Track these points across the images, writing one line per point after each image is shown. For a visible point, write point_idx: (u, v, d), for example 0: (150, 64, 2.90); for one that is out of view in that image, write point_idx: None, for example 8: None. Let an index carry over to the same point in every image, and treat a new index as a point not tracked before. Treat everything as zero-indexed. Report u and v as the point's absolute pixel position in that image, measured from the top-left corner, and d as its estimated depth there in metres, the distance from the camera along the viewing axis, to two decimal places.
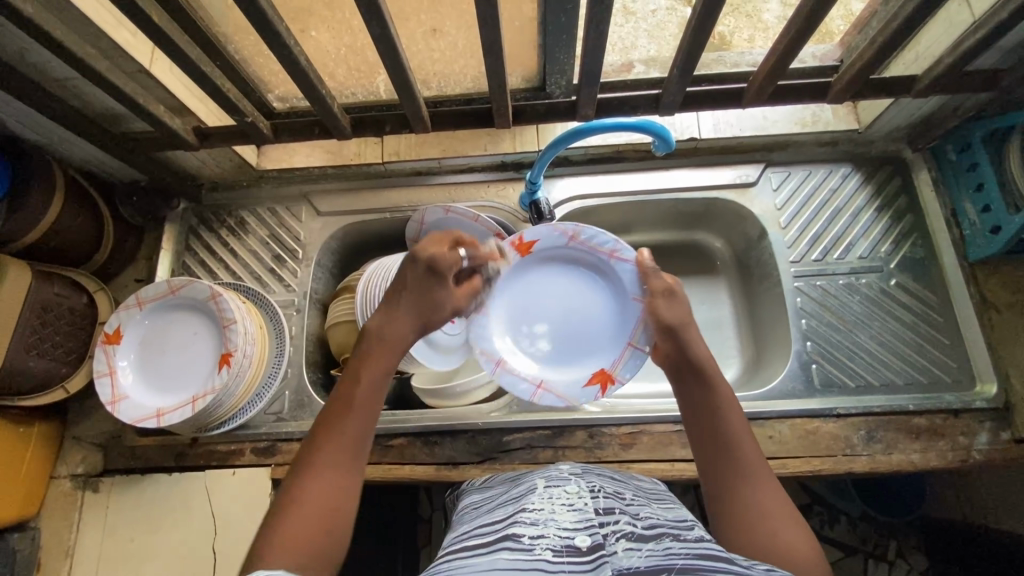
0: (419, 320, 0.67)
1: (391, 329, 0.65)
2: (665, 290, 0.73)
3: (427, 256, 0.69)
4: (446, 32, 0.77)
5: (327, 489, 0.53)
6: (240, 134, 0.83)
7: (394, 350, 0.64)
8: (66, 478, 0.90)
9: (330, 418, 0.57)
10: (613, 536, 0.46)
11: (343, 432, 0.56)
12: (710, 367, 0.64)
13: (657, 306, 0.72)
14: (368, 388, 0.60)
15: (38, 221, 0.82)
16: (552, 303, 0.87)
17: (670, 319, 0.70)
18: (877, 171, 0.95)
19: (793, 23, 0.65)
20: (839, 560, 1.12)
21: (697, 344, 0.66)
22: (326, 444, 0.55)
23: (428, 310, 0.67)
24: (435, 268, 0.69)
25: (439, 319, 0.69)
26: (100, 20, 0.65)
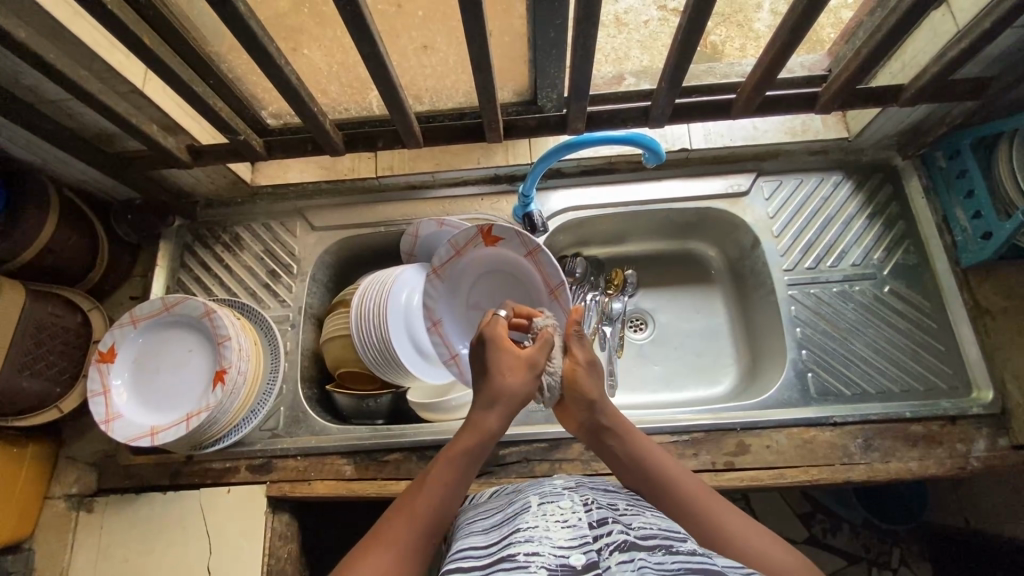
0: (491, 399, 0.62)
1: (477, 417, 0.61)
2: (587, 360, 0.68)
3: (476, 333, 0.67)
4: (437, 48, 0.78)
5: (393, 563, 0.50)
6: (233, 151, 0.83)
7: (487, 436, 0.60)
8: (61, 498, 0.89)
9: (410, 499, 0.56)
10: (607, 550, 0.46)
11: (421, 509, 0.54)
12: (620, 421, 0.65)
13: (575, 377, 0.66)
14: (448, 485, 0.56)
15: (33, 240, 0.82)
16: (496, 296, 0.89)
17: (587, 389, 0.65)
18: (869, 178, 0.96)
19: (779, 34, 0.66)
20: (843, 568, 1.10)
21: (606, 407, 0.66)
22: (407, 522, 0.53)
23: (498, 389, 0.62)
24: (486, 339, 0.66)
25: (512, 392, 0.62)
26: (94, 43, 0.65)
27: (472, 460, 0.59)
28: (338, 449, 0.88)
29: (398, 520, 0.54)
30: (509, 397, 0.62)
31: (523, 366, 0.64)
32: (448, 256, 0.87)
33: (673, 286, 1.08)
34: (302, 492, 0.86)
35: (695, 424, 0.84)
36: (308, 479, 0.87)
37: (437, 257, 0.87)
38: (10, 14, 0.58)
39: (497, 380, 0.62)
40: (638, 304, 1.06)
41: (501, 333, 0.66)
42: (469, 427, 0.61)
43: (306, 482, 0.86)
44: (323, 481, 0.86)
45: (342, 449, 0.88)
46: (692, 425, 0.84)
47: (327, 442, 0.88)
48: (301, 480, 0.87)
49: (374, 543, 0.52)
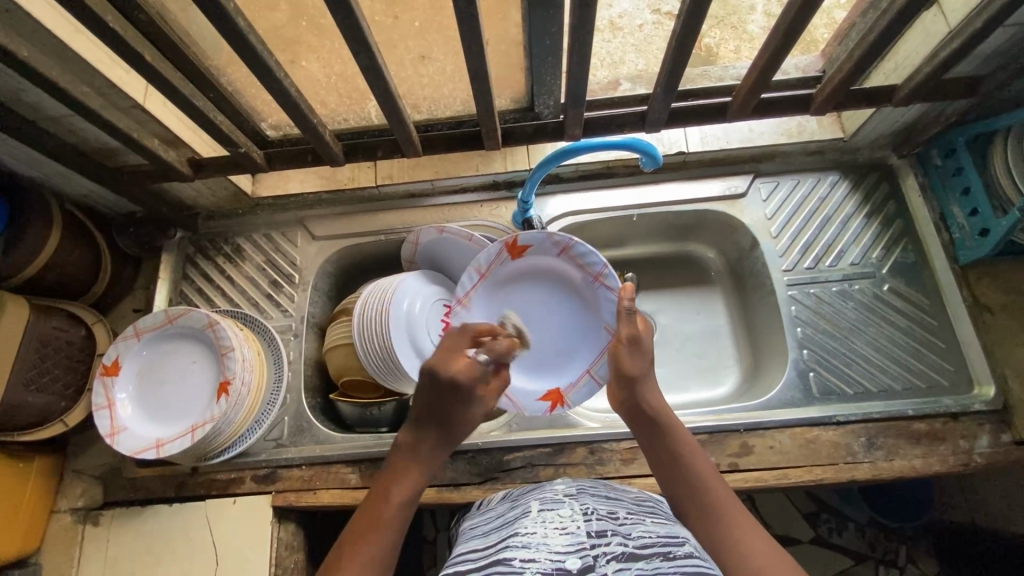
0: (448, 441, 0.67)
1: (422, 452, 0.65)
2: (631, 338, 0.71)
3: (451, 376, 0.66)
4: (434, 58, 0.79)
5: None
6: (233, 163, 0.84)
7: (430, 467, 0.65)
8: (67, 512, 0.89)
9: (363, 530, 0.57)
10: (604, 558, 0.46)
11: (379, 540, 0.57)
12: (663, 412, 0.68)
13: (620, 355, 0.71)
14: (400, 501, 0.61)
15: (36, 256, 0.83)
16: (524, 307, 0.88)
17: (630, 367, 0.70)
18: (865, 178, 0.96)
19: (772, 39, 0.67)
20: (849, 568, 1.10)
21: (647, 386, 0.69)
22: (366, 555, 0.55)
23: (454, 434, 0.67)
24: (460, 387, 0.66)
25: (462, 437, 0.68)
26: (96, 60, 0.66)
27: (417, 491, 0.63)
28: (342, 457, 0.88)
29: (353, 549, 0.56)
30: (451, 431, 0.67)
31: (482, 410, 0.70)
32: (472, 282, 0.86)
33: (673, 288, 1.08)
34: (307, 501, 0.86)
35: (698, 426, 0.84)
36: (313, 488, 0.87)
37: (460, 287, 0.85)
38: (12, 33, 0.59)
39: (440, 422, 0.66)
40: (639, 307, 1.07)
41: (473, 381, 0.67)
42: (411, 460, 0.65)
43: (311, 491, 0.87)
44: (329, 490, 0.87)
45: (347, 457, 0.88)
46: (695, 427, 0.84)
47: (331, 450, 0.88)
48: (306, 489, 0.87)
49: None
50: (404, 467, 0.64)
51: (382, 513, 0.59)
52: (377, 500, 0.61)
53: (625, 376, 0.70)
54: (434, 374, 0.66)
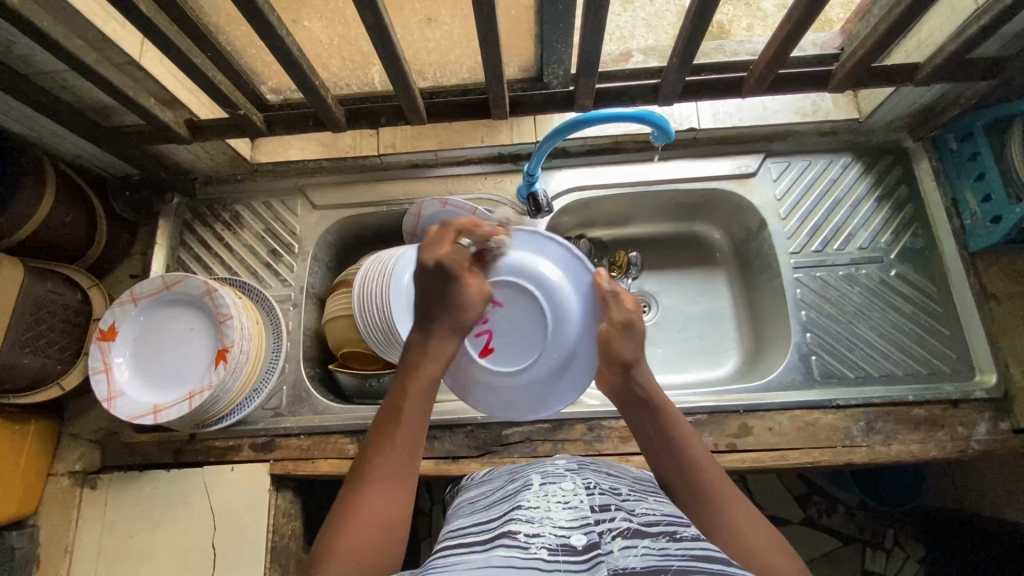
0: (453, 327, 0.61)
1: (432, 342, 0.60)
2: (624, 322, 0.66)
3: (435, 261, 0.60)
4: (441, 21, 0.76)
5: (386, 495, 0.53)
6: (232, 126, 0.82)
7: (444, 358, 0.61)
8: (63, 476, 0.89)
9: (385, 421, 0.56)
10: (609, 534, 0.45)
11: (401, 439, 0.55)
12: (659, 397, 0.64)
13: (610, 339, 0.66)
14: (419, 397, 0.58)
15: (29, 215, 0.81)
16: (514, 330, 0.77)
17: (621, 350, 0.65)
18: (878, 161, 0.94)
19: (795, 9, 0.64)
20: (837, 549, 1.12)
21: (641, 369, 0.65)
22: (384, 456, 0.54)
23: (456, 315, 0.61)
24: (446, 271, 0.60)
25: (469, 323, 0.62)
26: (89, 11, 0.63)
27: (434, 378, 0.59)
28: (341, 428, 0.88)
29: (377, 447, 0.55)
30: (462, 318, 0.61)
31: (478, 290, 0.62)
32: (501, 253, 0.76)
33: (677, 268, 1.07)
34: (305, 470, 0.86)
35: (699, 406, 0.84)
36: (311, 457, 0.87)
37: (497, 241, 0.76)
38: None
39: (441, 312, 0.61)
40: (642, 287, 1.06)
41: (462, 261, 0.61)
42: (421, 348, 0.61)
43: (309, 460, 0.87)
44: (327, 460, 0.87)
45: (346, 429, 0.88)
46: (695, 407, 0.84)
47: (331, 421, 0.88)
48: (304, 458, 0.87)
49: (362, 481, 0.53)
50: (421, 355, 0.60)
51: (403, 405, 0.57)
52: (398, 384, 0.59)
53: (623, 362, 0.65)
54: (421, 264, 0.61)
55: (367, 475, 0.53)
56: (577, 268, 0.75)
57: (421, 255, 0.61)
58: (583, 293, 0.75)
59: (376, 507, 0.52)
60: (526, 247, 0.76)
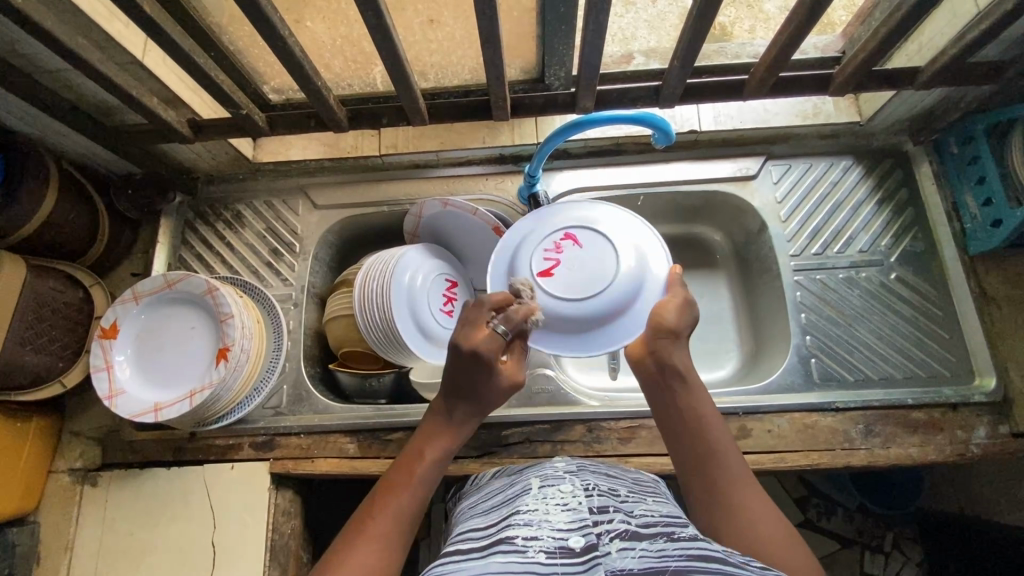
0: (474, 410, 0.64)
1: (453, 419, 0.64)
2: (688, 301, 0.70)
3: (472, 348, 0.63)
4: (443, 22, 0.76)
5: (380, 550, 0.52)
6: (234, 126, 0.82)
7: (458, 436, 0.63)
8: (65, 472, 0.90)
9: (394, 482, 0.58)
10: (607, 536, 0.45)
11: (404, 499, 0.56)
12: (692, 376, 0.64)
13: (669, 305, 0.69)
14: (429, 466, 0.60)
15: (32, 213, 0.81)
16: (577, 272, 0.74)
17: (673, 322, 0.67)
18: (878, 164, 0.94)
19: (796, 13, 0.64)
20: (835, 551, 1.12)
21: (683, 347, 0.66)
22: (387, 512, 0.55)
23: (484, 402, 0.65)
24: (481, 360, 0.63)
25: (490, 408, 0.66)
26: (92, 11, 0.64)
27: (447, 454, 0.62)
28: (341, 428, 0.88)
29: (382, 504, 0.56)
30: (483, 401, 0.65)
31: (508, 379, 0.66)
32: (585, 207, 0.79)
33: (678, 270, 1.07)
34: (305, 469, 0.86)
35: None
36: (311, 456, 0.87)
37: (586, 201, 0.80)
38: None
39: (468, 396, 0.64)
40: None
41: (498, 354, 0.64)
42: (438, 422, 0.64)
43: (309, 460, 0.87)
44: (327, 459, 0.87)
45: (346, 428, 0.88)
46: None
47: (330, 420, 0.89)
48: (304, 457, 0.87)
49: (361, 533, 0.53)
50: (434, 431, 0.63)
51: (413, 470, 0.59)
52: (411, 452, 0.61)
53: (666, 329, 0.66)
54: (456, 348, 0.64)
55: (368, 527, 0.53)
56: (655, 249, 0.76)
57: (459, 340, 0.64)
58: (657, 272, 0.75)
59: (371, 556, 0.51)
60: (617, 212, 0.79)
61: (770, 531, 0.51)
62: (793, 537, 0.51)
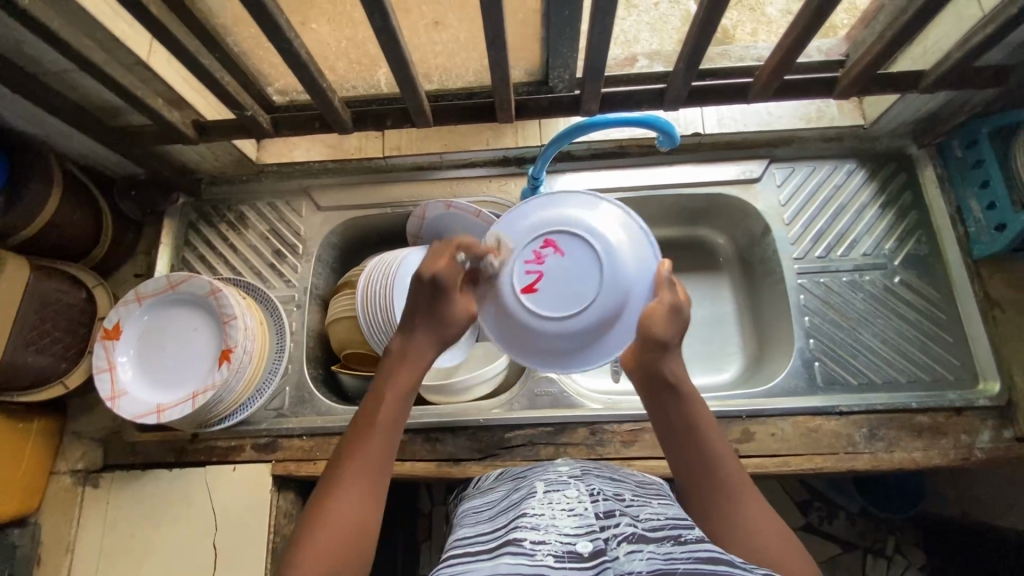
0: (434, 339, 0.66)
1: (414, 351, 0.65)
2: (673, 306, 0.65)
3: (431, 274, 0.65)
4: (448, 24, 0.76)
5: (358, 496, 0.55)
6: (238, 127, 0.82)
7: (419, 367, 0.65)
8: (66, 473, 0.89)
9: (360, 428, 0.60)
10: (615, 540, 0.45)
11: (373, 444, 0.58)
12: (685, 384, 0.63)
13: (653, 316, 0.65)
14: (393, 403, 0.61)
15: (36, 213, 0.81)
16: (559, 284, 0.71)
17: (661, 331, 0.64)
18: (882, 167, 0.94)
19: (801, 17, 0.64)
20: (837, 556, 1.11)
21: (675, 356, 0.64)
22: (355, 460, 0.57)
23: (445, 329, 0.66)
24: (440, 287, 0.65)
25: (452, 338, 0.67)
26: (98, 12, 0.64)
27: (412, 385, 0.63)
28: (344, 430, 0.88)
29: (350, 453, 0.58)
30: (446, 328, 0.66)
31: (467, 308, 0.68)
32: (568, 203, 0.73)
33: (681, 273, 1.07)
34: (307, 471, 0.86)
35: None
36: (313, 458, 0.87)
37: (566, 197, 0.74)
38: None
39: (427, 324, 0.66)
40: None
41: (456, 280, 0.67)
42: (400, 359, 0.65)
43: (310, 462, 0.87)
44: (329, 461, 0.87)
45: (348, 430, 0.88)
46: None
47: (333, 422, 0.88)
48: (306, 459, 0.87)
49: (333, 485, 0.55)
50: (397, 369, 0.64)
51: (377, 411, 0.60)
52: (373, 393, 0.62)
53: (656, 340, 0.64)
54: (418, 276, 0.66)
55: (340, 480, 0.56)
56: (646, 248, 0.71)
57: (421, 266, 0.66)
58: (646, 271, 0.70)
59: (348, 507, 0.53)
60: (602, 207, 0.73)
61: (768, 538, 0.53)
62: (790, 542, 0.53)
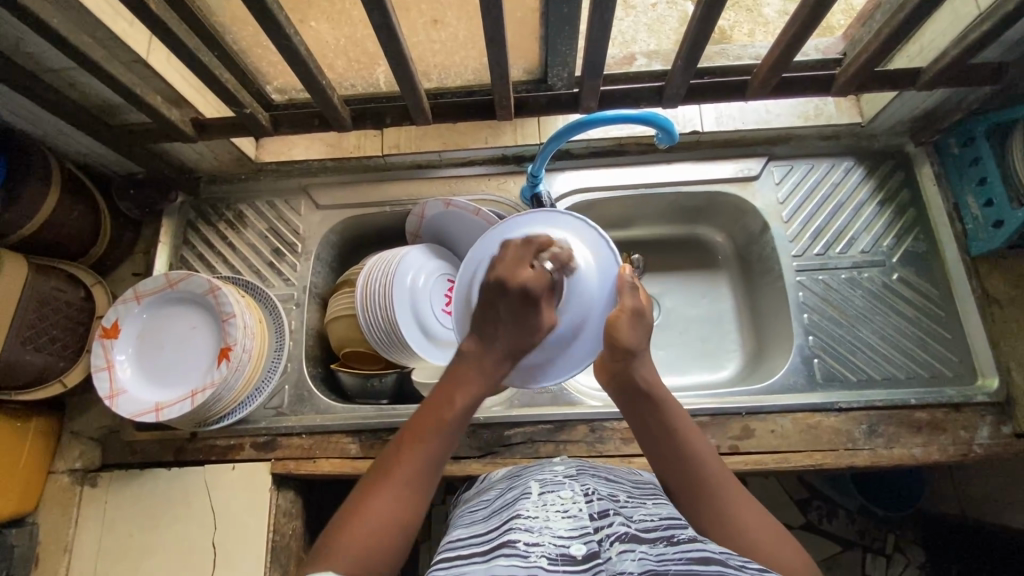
0: (510, 350, 0.65)
1: (487, 359, 0.64)
2: (635, 309, 0.68)
3: (517, 283, 0.63)
4: (447, 23, 0.76)
5: (402, 499, 0.53)
6: (238, 126, 0.82)
7: (486, 381, 0.63)
8: (64, 473, 0.89)
9: (420, 424, 0.58)
10: (608, 541, 0.45)
11: (431, 443, 0.57)
12: (659, 389, 0.64)
13: (620, 323, 0.67)
14: (459, 410, 0.59)
15: (35, 212, 0.81)
16: None
17: (627, 339, 0.65)
18: (879, 165, 0.95)
19: (798, 14, 0.65)
20: (837, 554, 1.11)
21: (643, 361, 0.65)
22: (411, 456, 0.55)
23: (523, 339, 0.65)
24: (527, 296, 0.63)
25: (528, 348, 0.66)
26: (97, 9, 0.64)
27: (481, 390, 0.62)
28: (343, 428, 0.88)
29: (408, 448, 0.56)
30: (528, 335, 0.65)
31: (547, 320, 0.66)
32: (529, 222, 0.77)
33: (680, 271, 1.07)
34: (306, 470, 0.86)
35: (701, 408, 0.84)
36: (313, 457, 0.87)
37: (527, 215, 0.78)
38: None
39: (509, 330, 0.64)
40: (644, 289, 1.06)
41: (541, 291, 0.64)
42: (473, 365, 0.63)
43: (310, 460, 0.87)
44: (328, 459, 0.87)
45: (348, 428, 0.88)
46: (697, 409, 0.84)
47: (332, 421, 0.88)
48: (306, 458, 0.87)
49: (384, 479, 0.54)
50: (467, 375, 0.62)
51: (445, 411, 0.59)
52: (441, 391, 0.61)
53: (624, 349, 0.65)
54: (504, 283, 0.63)
55: (391, 475, 0.54)
56: (608, 262, 0.75)
57: (505, 274, 0.64)
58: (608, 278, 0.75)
59: (389, 509, 0.52)
60: (569, 226, 0.76)
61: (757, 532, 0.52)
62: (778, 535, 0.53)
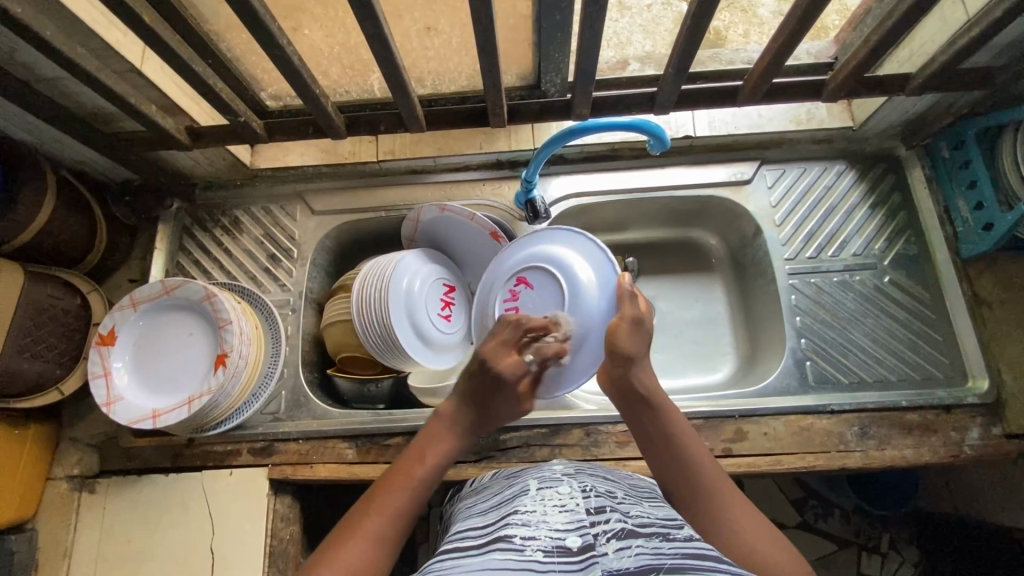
0: (481, 427, 0.68)
1: (459, 424, 0.66)
2: (635, 319, 0.70)
3: (495, 367, 0.67)
4: (440, 30, 0.77)
5: (371, 552, 0.53)
6: (232, 133, 0.82)
7: (455, 444, 0.65)
8: (63, 479, 0.89)
9: (391, 481, 0.59)
10: (604, 535, 0.45)
11: (401, 499, 0.58)
12: (658, 396, 0.66)
13: (619, 330, 0.68)
14: (429, 470, 0.61)
15: (29, 221, 0.81)
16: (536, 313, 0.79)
17: (626, 345, 0.67)
18: (871, 168, 0.95)
19: (787, 22, 0.65)
20: (832, 553, 1.12)
21: (641, 366, 0.68)
22: (382, 510, 0.56)
23: (491, 420, 0.69)
24: (503, 382, 0.67)
25: (495, 425, 0.71)
26: (90, 19, 0.64)
27: (450, 454, 0.64)
28: (340, 433, 0.88)
29: (377, 504, 0.57)
30: (496, 417, 0.70)
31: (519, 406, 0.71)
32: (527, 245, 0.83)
33: (674, 274, 1.08)
34: (304, 475, 0.86)
35: (694, 411, 0.85)
36: (310, 462, 0.87)
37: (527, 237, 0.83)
38: None
39: (484, 410, 0.68)
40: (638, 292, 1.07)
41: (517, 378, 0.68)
42: (442, 427, 0.66)
43: (308, 465, 0.87)
44: (326, 464, 0.87)
45: (345, 433, 0.88)
46: (691, 412, 0.84)
47: (328, 426, 0.89)
48: (303, 463, 0.87)
49: (353, 533, 0.54)
50: (436, 437, 0.64)
51: (414, 471, 0.60)
52: (411, 454, 0.63)
53: (624, 355, 0.67)
54: (485, 366, 0.67)
55: (361, 528, 0.54)
56: (606, 271, 0.76)
57: (488, 359, 0.67)
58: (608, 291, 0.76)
59: (360, 561, 0.52)
60: (568, 243, 0.80)
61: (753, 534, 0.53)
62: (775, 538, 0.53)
